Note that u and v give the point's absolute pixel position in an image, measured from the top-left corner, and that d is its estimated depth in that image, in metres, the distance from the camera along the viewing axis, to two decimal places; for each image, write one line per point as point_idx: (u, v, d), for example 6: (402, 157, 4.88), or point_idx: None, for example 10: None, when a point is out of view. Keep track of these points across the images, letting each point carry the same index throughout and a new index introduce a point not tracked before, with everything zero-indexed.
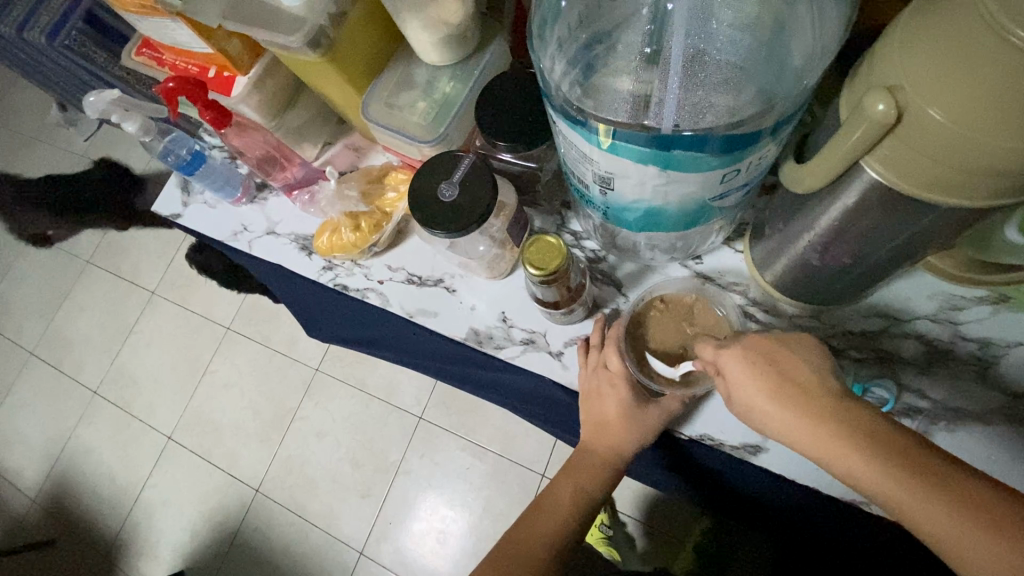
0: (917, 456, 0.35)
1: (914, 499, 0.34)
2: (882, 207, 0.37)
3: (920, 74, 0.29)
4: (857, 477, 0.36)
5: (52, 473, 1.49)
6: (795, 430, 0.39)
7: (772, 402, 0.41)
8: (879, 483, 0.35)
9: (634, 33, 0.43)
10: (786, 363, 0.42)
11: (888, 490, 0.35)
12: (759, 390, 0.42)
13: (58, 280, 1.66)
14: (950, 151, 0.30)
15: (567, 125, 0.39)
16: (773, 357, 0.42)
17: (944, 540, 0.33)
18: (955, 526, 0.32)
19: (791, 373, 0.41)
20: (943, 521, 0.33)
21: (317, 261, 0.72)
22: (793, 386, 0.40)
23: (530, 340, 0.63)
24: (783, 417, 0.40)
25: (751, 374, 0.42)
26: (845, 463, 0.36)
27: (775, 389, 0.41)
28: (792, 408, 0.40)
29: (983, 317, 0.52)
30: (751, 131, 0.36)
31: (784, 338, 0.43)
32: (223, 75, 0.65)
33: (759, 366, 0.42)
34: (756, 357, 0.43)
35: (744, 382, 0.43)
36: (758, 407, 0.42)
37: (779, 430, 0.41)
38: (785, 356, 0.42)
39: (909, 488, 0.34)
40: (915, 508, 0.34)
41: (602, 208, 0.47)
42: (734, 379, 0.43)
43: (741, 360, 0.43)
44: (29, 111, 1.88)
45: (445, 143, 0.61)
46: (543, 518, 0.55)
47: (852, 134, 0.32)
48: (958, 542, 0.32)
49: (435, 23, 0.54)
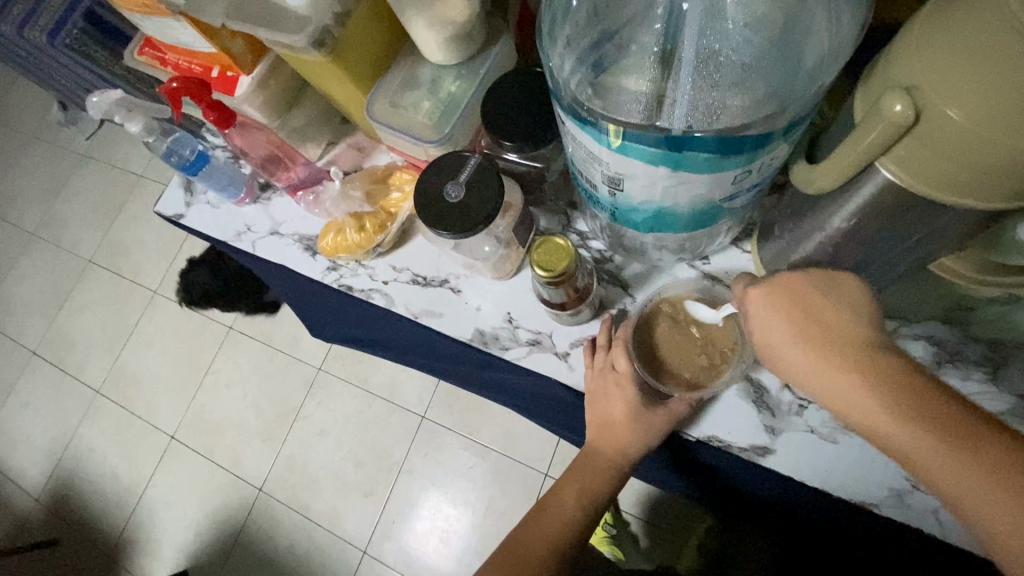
0: (941, 411, 0.34)
1: (934, 457, 0.33)
2: (896, 208, 0.36)
3: (940, 73, 0.29)
4: (877, 429, 0.36)
5: (55, 472, 1.49)
6: (817, 376, 0.39)
7: (794, 344, 0.40)
8: (897, 436, 0.35)
9: (646, 31, 0.43)
10: (816, 304, 0.41)
11: (906, 445, 0.35)
12: (783, 331, 0.41)
13: (59, 279, 1.66)
14: (967, 151, 0.29)
15: (576, 125, 0.38)
16: (801, 297, 0.41)
17: (961, 498, 0.33)
18: (973, 486, 0.32)
19: (819, 314, 0.40)
20: (962, 480, 0.33)
21: (322, 261, 0.71)
22: (821, 328, 0.40)
23: (536, 340, 0.62)
24: (806, 361, 0.40)
25: (778, 315, 0.41)
26: (864, 412, 0.36)
27: (802, 330, 0.40)
28: (814, 350, 0.39)
29: (993, 317, 0.52)
30: (764, 132, 0.36)
31: (815, 275, 0.42)
32: (226, 74, 0.64)
33: (784, 306, 0.42)
34: (787, 297, 0.42)
35: (770, 323, 0.42)
36: (780, 349, 0.41)
37: (799, 374, 0.41)
38: (817, 296, 0.41)
39: (930, 445, 0.34)
40: (932, 465, 0.34)
41: (610, 208, 0.47)
42: (758, 317, 0.43)
43: (768, 301, 0.42)
44: (29, 109, 1.88)
45: (451, 143, 0.61)
46: (548, 519, 0.55)
47: (869, 133, 0.32)
48: (972, 502, 0.32)
49: (441, 22, 0.54)
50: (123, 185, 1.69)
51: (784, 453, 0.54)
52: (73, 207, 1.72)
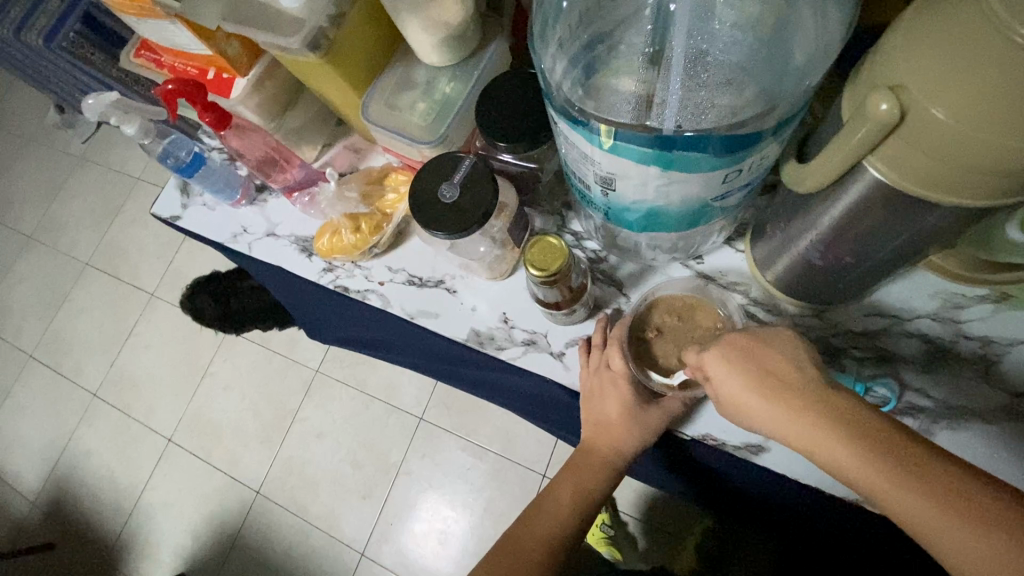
0: (900, 446, 0.34)
1: (905, 494, 0.32)
2: (885, 205, 0.37)
3: (925, 73, 0.29)
4: (845, 472, 0.35)
5: (52, 475, 1.49)
6: (779, 424, 0.39)
7: (758, 395, 0.40)
8: (864, 475, 0.34)
9: (636, 33, 0.43)
10: (768, 356, 0.41)
11: (873, 483, 0.34)
12: (741, 381, 0.41)
13: (57, 282, 1.65)
14: (952, 150, 0.30)
15: (568, 126, 0.39)
16: (753, 351, 0.42)
17: (935, 535, 0.32)
18: (943, 520, 0.31)
19: (771, 367, 0.41)
20: (932, 515, 0.32)
21: (318, 263, 0.71)
22: (776, 378, 0.40)
23: (532, 340, 0.62)
24: (767, 410, 0.39)
25: (734, 365, 0.42)
26: (829, 454, 0.36)
27: (758, 379, 0.40)
28: (773, 399, 0.39)
29: (984, 315, 0.52)
30: (753, 131, 0.36)
31: (767, 335, 0.43)
32: (222, 76, 0.65)
33: (746, 358, 0.42)
34: (739, 349, 0.42)
35: (727, 375, 0.42)
36: (741, 398, 0.41)
37: (761, 421, 0.40)
38: (772, 351, 0.42)
39: (896, 481, 0.33)
40: (902, 504, 0.32)
41: (604, 209, 0.47)
42: (715, 368, 0.43)
43: (725, 354, 0.43)
44: (26, 112, 1.88)
45: (445, 144, 0.61)
46: (544, 518, 0.55)
47: (855, 133, 0.32)
48: (947, 538, 0.31)
49: (435, 24, 0.54)
50: (120, 187, 1.69)
51: (778, 451, 0.54)
52: (70, 210, 1.72)
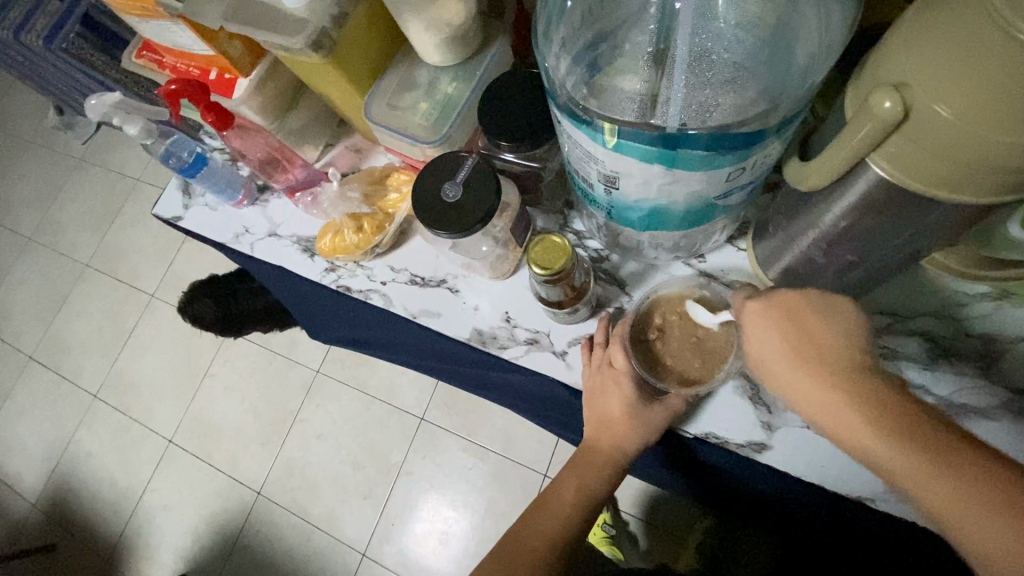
0: (928, 431, 0.35)
1: (924, 476, 0.34)
2: (888, 203, 0.37)
3: (928, 71, 0.29)
4: (868, 450, 0.36)
5: (52, 477, 1.49)
6: (811, 395, 0.40)
7: (790, 364, 0.41)
8: (886, 454, 0.35)
9: (639, 32, 0.44)
10: (811, 324, 0.42)
11: (894, 463, 0.35)
12: (781, 349, 0.42)
13: (57, 283, 1.65)
14: (954, 148, 0.30)
15: (572, 125, 0.39)
16: (798, 318, 0.42)
17: (948, 516, 0.33)
18: (961, 504, 0.32)
19: (810, 334, 0.41)
20: (948, 497, 0.33)
21: (320, 263, 0.72)
22: (814, 348, 0.41)
23: (534, 339, 0.63)
24: (797, 380, 0.41)
25: (775, 332, 0.43)
26: (849, 431, 0.37)
27: (797, 349, 0.41)
28: (808, 370, 0.40)
29: (986, 313, 0.52)
30: (756, 130, 0.36)
31: (815, 295, 0.43)
32: (224, 76, 0.65)
33: (780, 327, 0.43)
34: (783, 316, 0.43)
35: (767, 343, 0.43)
36: (776, 365, 0.43)
37: (794, 391, 0.41)
38: (810, 319, 0.42)
39: (917, 463, 0.34)
40: (920, 483, 0.34)
41: (607, 208, 0.47)
42: (754, 335, 0.44)
43: (766, 321, 0.44)
44: (26, 114, 1.88)
45: (448, 144, 0.61)
46: (547, 516, 0.55)
47: (859, 131, 0.32)
48: (961, 521, 0.32)
49: (438, 24, 0.54)
50: (119, 189, 1.69)
51: (780, 449, 0.55)
52: (70, 212, 1.72)
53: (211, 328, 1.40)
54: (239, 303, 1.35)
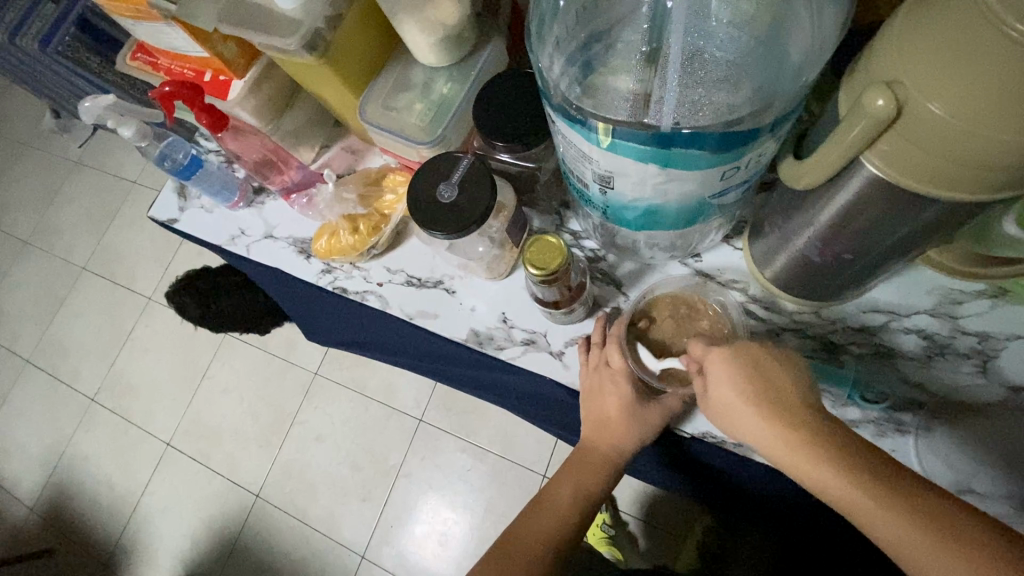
0: (884, 473, 0.37)
1: (888, 517, 0.35)
2: (882, 201, 0.37)
3: (920, 69, 0.29)
4: (834, 494, 0.37)
5: (50, 481, 1.48)
6: (773, 443, 0.41)
7: (754, 412, 0.42)
8: (851, 497, 0.37)
9: (633, 30, 0.43)
10: (767, 373, 0.43)
11: (859, 506, 0.36)
12: (739, 399, 0.43)
13: (53, 287, 1.65)
14: (948, 145, 0.30)
15: (566, 124, 0.39)
16: (754, 369, 0.43)
17: (910, 554, 0.35)
18: (920, 540, 0.34)
19: (769, 381, 0.42)
20: (911, 537, 0.34)
21: (316, 264, 0.71)
22: (772, 397, 0.42)
23: (531, 340, 0.62)
24: (762, 428, 0.41)
25: (734, 379, 0.43)
26: (813, 475, 0.38)
27: (757, 396, 0.42)
28: (769, 417, 0.41)
29: (982, 311, 0.52)
30: (750, 128, 0.36)
31: (767, 346, 0.44)
32: (219, 78, 0.64)
33: (744, 375, 0.43)
34: (743, 362, 0.43)
35: (725, 391, 0.43)
36: (737, 413, 0.43)
37: (757, 437, 0.42)
38: (769, 367, 0.43)
39: (880, 505, 0.36)
40: (883, 524, 0.35)
41: (602, 208, 0.47)
42: (714, 381, 0.44)
43: (725, 368, 0.44)
44: (22, 117, 1.88)
45: (443, 144, 0.61)
46: (544, 517, 0.55)
47: (852, 129, 0.32)
48: (924, 558, 0.34)
49: (432, 25, 0.54)
50: (116, 191, 1.68)
51: None
52: (66, 214, 1.72)
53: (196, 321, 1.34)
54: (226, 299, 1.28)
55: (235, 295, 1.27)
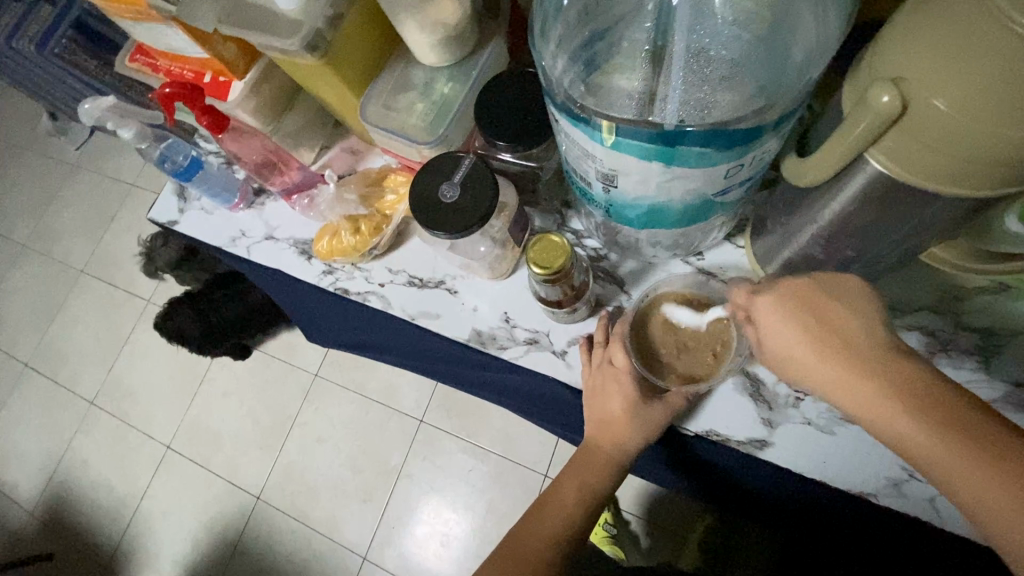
0: (963, 419, 0.33)
1: (957, 463, 0.32)
2: (886, 198, 0.37)
3: (925, 64, 0.29)
4: (903, 439, 0.34)
5: (49, 485, 1.48)
6: (831, 383, 0.37)
7: (812, 351, 0.38)
8: (921, 443, 0.33)
9: (637, 30, 0.44)
10: (826, 310, 0.38)
11: (930, 453, 0.33)
12: (798, 343, 0.39)
13: (51, 291, 1.64)
14: (953, 141, 0.30)
15: (571, 123, 0.39)
16: (814, 305, 0.39)
17: (986, 505, 0.31)
18: (997, 492, 0.31)
19: (828, 317, 0.38)
20: (988, 489, 0.31)
21: (317, 265, 0.71)
22: (831, 332, 0.38)
23: (534, 340, 0.62)
24: (821, 370, 0.38)
25: (789, 321, 0.39)
26: (882, 418, 0.35)
27: (815, 334, 0.38)
28: (827, 357, 0.37)
29: (985, 307, 0.52)
30: (755, 126, 0.36)
31: (822, 279, 0.40)
32: (219, 80, 0.65)
33: (797, 313, 0.39)
34: (796, 300, 0.40)
35: (781, 334, 0.40)
36: (792, 351, 0.39)
37: (816, 380, 0.38)
38: (825, 301, 0.39)
39: (954, 453, 0.32)
40: (956, 474, 0.32)
41: (605, 206, 0.47)
42: (764, 325, 0.41)
43: (778, 309, 0.40)
44: (18, 121, 1.87)
45: (445, 144, 0.61)
46: (549, 516, 0.55)
47: (856, 126, 0.33)
48: (999, 510, 0.31)
49: (432, 25, 0.54)
50: (113, 195, 1.68)
51: (781, 446, 0.55)
52: (64, 218, 1.71)
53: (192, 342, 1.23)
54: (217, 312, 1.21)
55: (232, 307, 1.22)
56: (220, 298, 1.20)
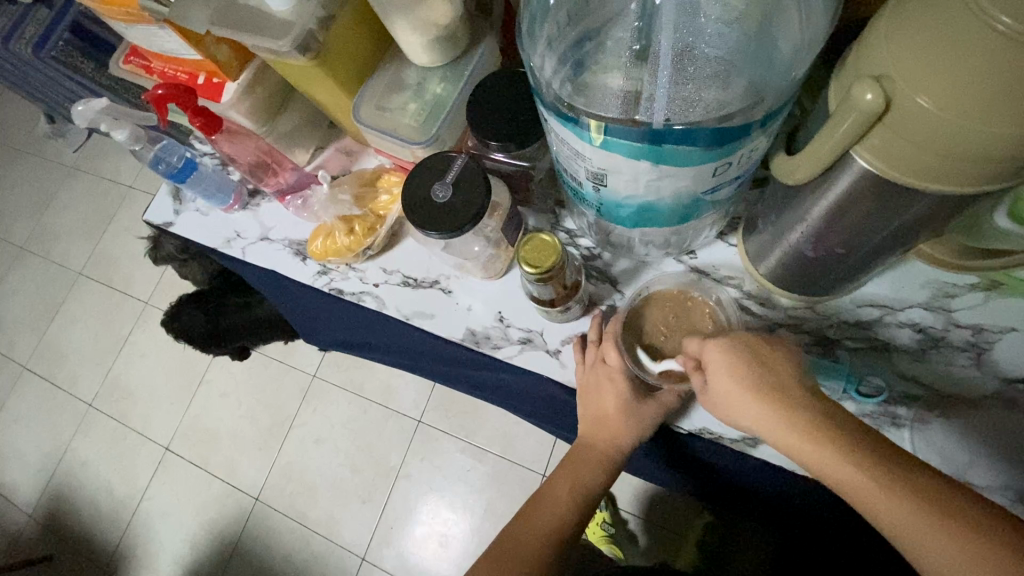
0: (886, 458, 0.37)
1: (896, 504, 0.35)
2: (874, 195, 0.37)
3: (908, 62, 0.30)
4: (839, 478, 0.38)
5: (49, 487, 1.48)
6: (773, 427, 0.41)
7: (755, 399, 0.42)
8: (856, 481, 0.37)
9: (622, 29, 0.44)
10: (765, 362, 0.43)
11: (862, 491, 0.37)
12: (744, 389, 0.43)
13: (49, 293, 1.65)
14: (938, 139, 0.30)
15: (559, 123, 0.39)
16: (755, 357, 0.44)
17: (913, 537, 0.35)
18: (922, 524, 0.35)
19: (769, 367, 0.43)
20: (915, 522, 0.35)
21: (312, 266, 0.71)
22: (772, 382, 0.42)
23: (528, 339, 0.63)
24: (765, 414, 0.42)
25: (735, 370, 0.43)
26: (820, 459, 0.38)
27: (757, 381, 0.43)
28: (770, 405, 0.41)
29: (976, 303, 0.52)
30: (741, 124, 0.36)
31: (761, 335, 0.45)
32: (212, 81, 0.66)
33: (743, 363, 0.44)
34: (740, 352, 0.44)
35: (728, 381, 0.44)
36: (738, 398, 0.43)
37: (764, 429, 0.42)
38: (766, 353, 0.44)
39: (884, 489, 0.36)
40: (887, 509, 0.36)
41: (596, 206, 0.47)
42: (713, 374, 0.45)
43: (727, 358, 0.44)
44: (16, 123, 1.88)
45: (438, 144, 0.61)
46: (543, 514, 0.55)
47: (841, 124, 0.33)
48: (924, 540, 0.35)
49: (425, 25, 0.54)
50: (111, 196, 1.68)
51: (774, 444, 0.55)
52: (62, 220, 1.71)
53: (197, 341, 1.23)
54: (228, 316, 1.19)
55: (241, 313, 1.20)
56: (232, 306, 1.19)
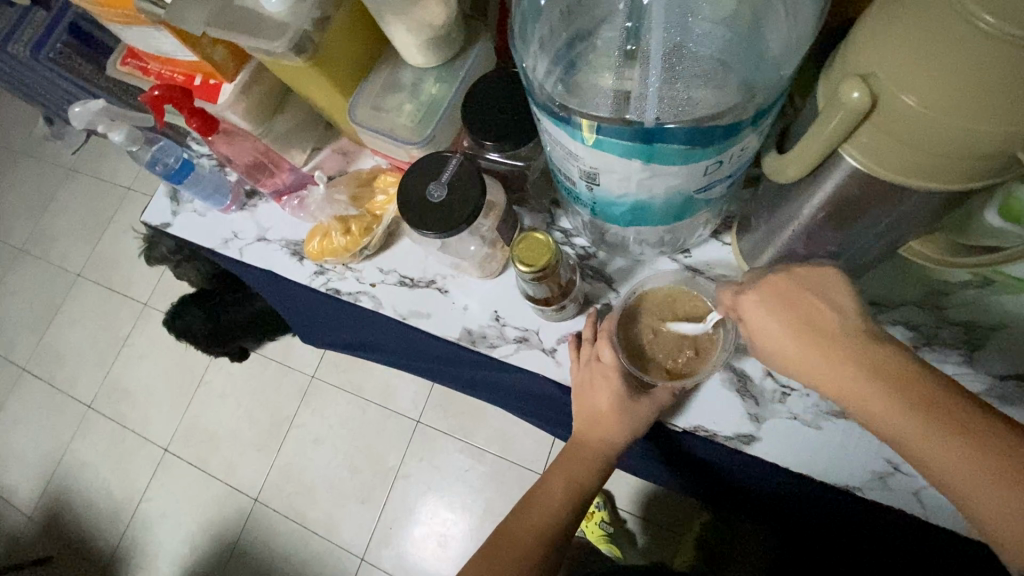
0: (943, 405, 0.34)
1: (949, 454, 0.33)
2: (864, 193, 0.37)
3: (893, 60, 0.30)
4: (886, 424, 0.35)
5: (48, 489, 1.48)
6: (815, 373, 0.38)
7: (795, 343, 0.39)
8: (904, 429, 0.34)
9: (612, 29, 0.44)
10: (807, 304, 0.40)
11: (910, 439, 0.34)
12: (783, 332, 0.40)
13: (48, 295, 1.65)
14: (924, 137, 0.31)
15: (552, 123, 0.39)
16: (795, 299, 0.40)
17: (965, 489, 0.33)
18: (977, 476, 0.32)
19: (811, 310, 0.39)
20: (968, 474, 0.32)
21: (309, 266, 0.72)
22: (815, 326, 0.39)
23: (524, 338, 0.63)
24: (806, 358, 0.39)
25: (772, 315, 0.41)
26: (865, 405, 0.36)
27: (797, 325, 0.39)
28: (813, 348, 0.38)
29: (968, 300, 0.52)
30: (732, 122, 0.36)
31: (803, 272, 0.41)
32: (209, 82, 0.66)
33: (781, 307, 0.40)
34: (777, 296, 0.41)
35: (767, 326, 0.41)
36: (776, 341, 0.40)
37: (805, 374, 0.39)
38: (807, 296, 0.40)
39: (935, 439, 0.33)
40: (936, 460, 0.33)
41: (590, 204, 0.48)
42: (752, 323, 0.42)
43: (763, 304, 0.41)
44: (15, 126, 1.88)
45: (433, 144, 0.61)
46: (538, 511, 0.55)
47: (830, 122, 0.33)
48: (976, 493, 0.32)
49: (419, 26, 0.55)
50: (109, 198, 1.69)
51: (769, 441, 0.55)
52: (60, 222, 1.72)
53: (200, 342, 1.24)
54: (229, 313, 1.20)
55: (242, 309, 1.20)
56: (231, 301, 1.20)
